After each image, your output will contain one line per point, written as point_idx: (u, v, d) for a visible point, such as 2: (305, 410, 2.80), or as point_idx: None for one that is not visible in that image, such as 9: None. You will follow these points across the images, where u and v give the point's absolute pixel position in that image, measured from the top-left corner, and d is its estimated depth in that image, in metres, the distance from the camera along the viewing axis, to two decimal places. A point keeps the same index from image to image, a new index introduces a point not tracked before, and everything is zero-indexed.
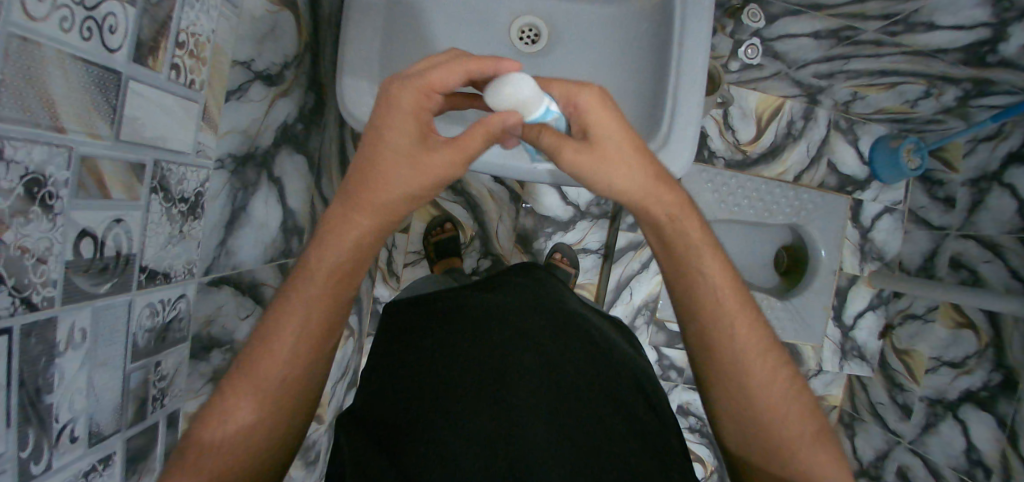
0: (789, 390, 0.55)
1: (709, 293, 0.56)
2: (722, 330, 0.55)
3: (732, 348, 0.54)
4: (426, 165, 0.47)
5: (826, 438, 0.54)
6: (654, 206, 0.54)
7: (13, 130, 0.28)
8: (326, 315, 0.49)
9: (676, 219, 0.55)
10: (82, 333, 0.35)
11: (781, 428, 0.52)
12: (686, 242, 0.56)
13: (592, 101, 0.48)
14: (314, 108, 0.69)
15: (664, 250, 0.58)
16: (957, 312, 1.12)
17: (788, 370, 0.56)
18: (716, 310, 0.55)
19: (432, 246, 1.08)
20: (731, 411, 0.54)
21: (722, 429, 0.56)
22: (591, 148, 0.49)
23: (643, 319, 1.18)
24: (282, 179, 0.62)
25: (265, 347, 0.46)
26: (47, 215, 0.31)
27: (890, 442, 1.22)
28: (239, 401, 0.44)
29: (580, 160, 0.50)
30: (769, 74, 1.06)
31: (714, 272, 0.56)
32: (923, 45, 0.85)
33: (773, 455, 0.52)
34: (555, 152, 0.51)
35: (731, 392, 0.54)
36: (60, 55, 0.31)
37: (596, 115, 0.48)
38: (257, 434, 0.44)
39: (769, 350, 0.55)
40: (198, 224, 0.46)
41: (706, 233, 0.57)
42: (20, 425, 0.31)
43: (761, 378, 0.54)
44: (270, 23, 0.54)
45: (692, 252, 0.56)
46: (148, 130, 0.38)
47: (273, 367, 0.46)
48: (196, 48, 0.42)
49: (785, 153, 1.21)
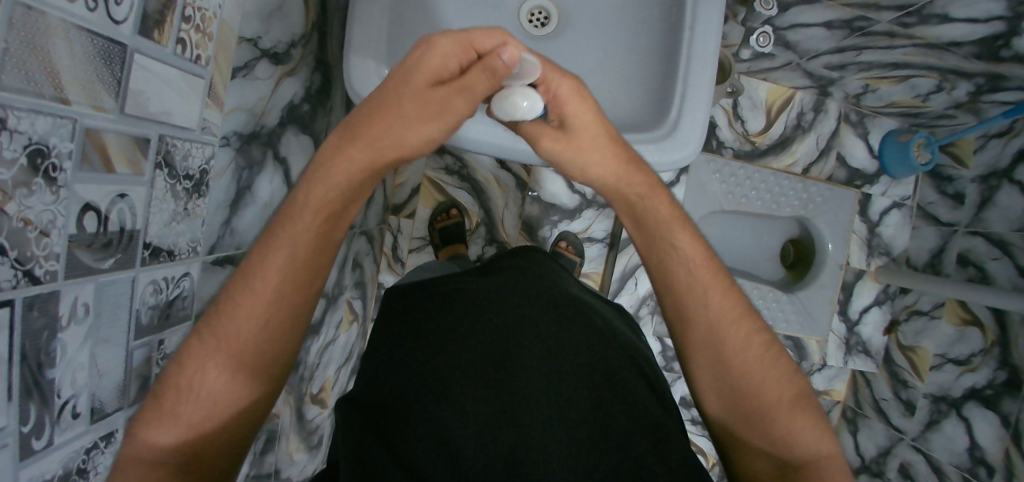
0: (767, 353, 0.53)
1: (681, 267, 0.55)
2: (694, 298, 0.54)
3: (705, 315, 0.54)
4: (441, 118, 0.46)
5: (808, 401, 0.53)
6: (629, 183, 0.55)
7: (19, 101, 0.28)
8: (295, 285, 0.46)
9: (649, 197, 0.56)
10: (86, 308, 0.35)
11: (759, 393, 0.51)
12: (655, 218, 0.57)
13: (571, 95, 0.49)
14: (321, 89, 0.68)
15: (636, 224, 0.58)
16: (964, 309, 1.12)
17: (764, 335, 0.54)
18: (688, 279, 0.55)
19: (438, 231, 1.07)
20: (708, 379, 0.53)
21: (703, 400, 0.54)
22: (567, 138, 0.52)
23: (648, 309, 1.17)
24: (287, 159, 0.61)
25: (237, 298, 0.44)
26: (51, 187, 0.31)
27: (893, 438, 1.22)
28: (204, 368, 0.42)
29: (558, 147, 0.52)
30: (781, 64, 1.04)
31: (684, 243, 0.56)
32: (938, 37, 0.83)
33: (753, 421, 0.51)
34: (535, 138, 0.53)
35: (711, 360, 0.53)
36: (65, 25, 0.30)
37: (572, 108, 0.49)
38: (225, 403, 0.43)
39: (743, 315, 0.54)
40: (203, 202, 0.45)
41: (677, 210, 0.58)
42: (21, 400, 0.31)
43: (737, 344, 0.53)
44: (277, 0, 0.53)
45: (664, 226, 0.57)
46: (153, 105, 0.37)
47: (241, 331, 0.43)
48: (203, 23, 0.41)
49: (794, 145, 1.20)
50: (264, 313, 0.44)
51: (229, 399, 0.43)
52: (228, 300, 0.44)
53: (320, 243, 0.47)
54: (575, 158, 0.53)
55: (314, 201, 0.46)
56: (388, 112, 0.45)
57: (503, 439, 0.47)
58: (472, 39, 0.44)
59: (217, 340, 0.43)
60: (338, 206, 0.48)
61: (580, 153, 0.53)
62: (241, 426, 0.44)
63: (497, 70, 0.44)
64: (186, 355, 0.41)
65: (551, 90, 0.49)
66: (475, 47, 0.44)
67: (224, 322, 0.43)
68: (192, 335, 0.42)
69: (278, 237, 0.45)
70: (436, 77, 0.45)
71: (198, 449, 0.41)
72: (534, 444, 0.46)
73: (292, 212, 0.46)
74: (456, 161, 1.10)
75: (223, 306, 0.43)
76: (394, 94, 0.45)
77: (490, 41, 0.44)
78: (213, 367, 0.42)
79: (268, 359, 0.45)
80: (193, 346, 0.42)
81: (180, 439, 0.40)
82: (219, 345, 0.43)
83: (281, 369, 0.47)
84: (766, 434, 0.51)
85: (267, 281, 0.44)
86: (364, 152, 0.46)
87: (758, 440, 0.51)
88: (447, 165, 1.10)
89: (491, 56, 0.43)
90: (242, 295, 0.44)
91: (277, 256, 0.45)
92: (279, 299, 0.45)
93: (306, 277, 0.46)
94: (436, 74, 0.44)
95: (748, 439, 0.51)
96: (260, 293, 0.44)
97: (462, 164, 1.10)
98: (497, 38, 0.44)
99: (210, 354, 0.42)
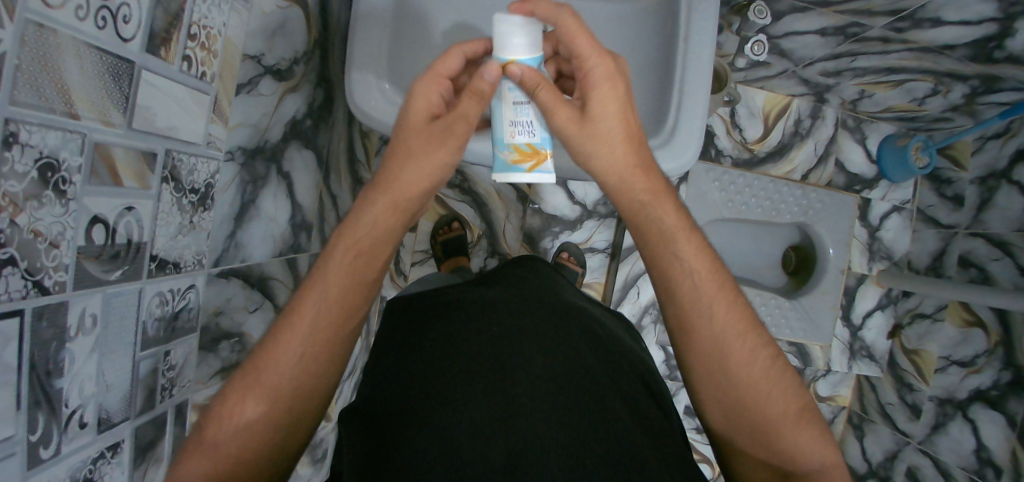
0: (773, 365, 0.52)
1: (684, 278, 0.53)
2: (699, 310, 0.52)
3: (708, 328, 0.52)
4: (438, 139, 0.51)
5: (811, 414, 0.51)
6: (637, 180, 0.53)
7: (30, 115, 0.29)
8: (334, 319, 0.47)
9: (652, 205, 0.53)
10: (93, 319, 0.35)
11: (765, 408, 0.50)
12: (661, 227, 0.54)
13: (605, 74, 0.49)
14: (324, 105, 0.69)
15: (638, 234, 0.55)
16: (967, 311, 1.11)
17: (768, 350, 0.53)
18: (692, 293, 0.53)
19: (440, 244, 1.08)
20: (712, 392, 0.52)
21: (706, 411, 0.53)
22: (583, 122, 0.50)
23: (650, 318, 1.17)
24: (291, 174, 0.62)
25: (278, 334, 0.45)
26: (61, 200, 0.32)
27: (900, 443, 1.21)
28: (238, 406, 0.42)
29: (570, 128, 0.50)
30: (777, 72, 1.06)
31: (688, 254, 0.54)
32: (931, 41, 0.84)
33: (756, 433, 0.50)
34: (550, 111, 0.50)
35: (713, 373, 0.52)
36: (75, 43, 0.31)
37: (599, 90, 0.50)
38: (258, 443, 0.42)
39: (749, 328, 0.53)
40: (208, 216, 0.46)
41: (684, 219, 0.55)
42: (29, 408, 0.31)
43: (741, 359, 0.51)
44: (280, 20, 0.54)
45: (666, 237, 0.54)
46: (160, 120, 0.38)
47: (284, 370, 0.44)
48: (208, 40, 0.42)
49: (792, 152, 1.21)
50: (300, 348, 0.45)
51: (267, 425, 0.43)
52: (271, 349, 0.44)
53: (356, 282, 0.49)
54: (579, 147, 0.51)
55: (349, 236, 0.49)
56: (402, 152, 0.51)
57: (505, 443, 0.47)
58: (439, 68, 0.51)
59: (257, 371, 0.44)
60: (376, 247, 0.50)
61: (599, 130, 0.51)
62: (274, 461, 0.43)
63: (483, 92, 0.49)
64: (232, 387, 0.43)
65: (585, 69, 0.50)
66: (444, 75, 0.52)
67: (266, 354, 0.44)
68: (237, 372, 0.44)
69: (324, 268, 0.48)
70: (430, 114, 0.52)
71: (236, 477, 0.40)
72: (537, 447, 0.46)
73: (324, 263, 0.48)
74: (457, 175, 1.10)
75: (268, 338, 0.45)
76: (402, 139, 0.51)
77: (453, 64, 0.52)
78: (256, 395, 0.43)
79: (294, 404, 0.44)
80: (238, 380, 0.43)
81: (221, 468, 0.39)
82: (266, 381, 0.43)
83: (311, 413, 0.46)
84: (765, 448, 0.50)
85: (306, 314, 0.46)
86: (393, 199, 0.51)
87: (756, 453, 0.50)
88: (448, 179, 1.11)
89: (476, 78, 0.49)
90: (284, 331, 0.45)
91: (317, 294, 0.47)
92: (319, 330, 0.46)
93: (342, 313, 0.48)
94: (428, 113, 0.51)
95: (749, 453, 0.51)
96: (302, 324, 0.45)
97: (463, 177, 1.11)
98: (457, 58, 0.52)
99: (245, 394, 0.42)
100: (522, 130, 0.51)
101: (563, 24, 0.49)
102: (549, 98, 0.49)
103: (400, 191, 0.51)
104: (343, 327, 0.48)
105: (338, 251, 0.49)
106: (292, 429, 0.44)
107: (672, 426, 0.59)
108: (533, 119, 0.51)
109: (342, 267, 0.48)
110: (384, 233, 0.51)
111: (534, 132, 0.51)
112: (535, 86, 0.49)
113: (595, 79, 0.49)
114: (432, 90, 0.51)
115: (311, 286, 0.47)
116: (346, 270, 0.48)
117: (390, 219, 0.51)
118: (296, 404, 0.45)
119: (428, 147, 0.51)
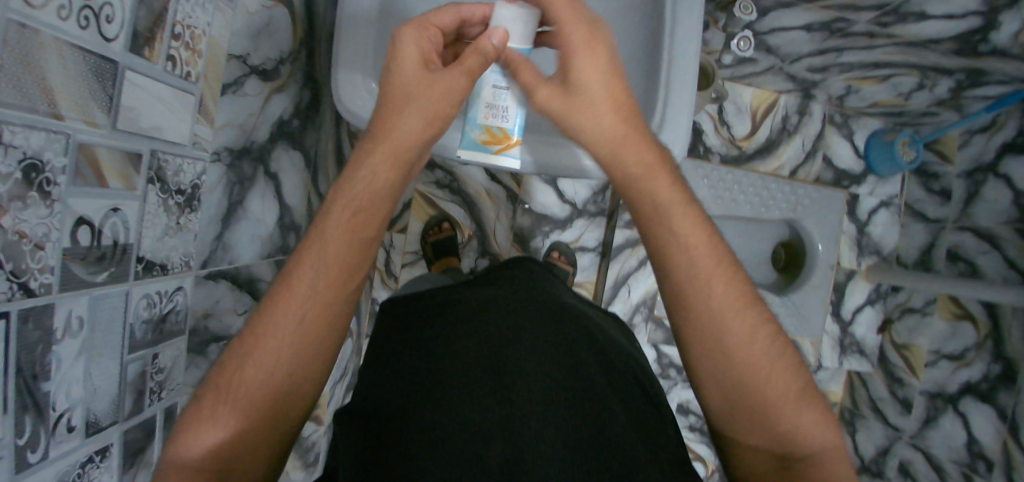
0: (774, 345, 0.50)
1: (681, 253, 0.51)
2: (695, 288, 0.50)
3: (705, 305, 0.50)
4: (433, 82, 0.49)
5: (813, 394, 0.50)
6: (624, 156, 0.52)
7: (14, 116, 0.28)
8: (332, 286, 0.45)
9: (643, 179, 0.52)
10: (80, 322, 0.35)
11: (766, 387, 0.48)
12: (656, 199, 0.51)
13: (587, 48, 0.50)
14: (311, 105, 0.69)
15: (636, 207, 0.53)
16: (955, 304, 1.13)
17: (769, 328, 0.51)
18: (689, 269, 0.50)
19: (431, 245, 1.08)
20: (711, 373, 0.50)
21: (705, 396, 0.51)
22: (568, 94, 0.52)
23: (641, 317, 1.18)
24: (278, 175, 0.62)
25: (280, 299, 0.44)
26: (45, 200, 0.31)
27: (891, 438, 1.23)
28: (239, 379, 0.41)
29: (556, 103, 0.53)
30: (763, 69, 1.07)
31: (687, 226, 0.51)
32: (915, 35, 0.85)
33: (756, 414, 0.48)
34: (533, 88, 0.54)
35: (715, 353, 0.49)
36: (57, 43, 0.31)
37: (582, 63, 0.50)
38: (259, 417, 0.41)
39: (750, 305, 0.51)
40: (195, 217, 0.46)
41: (682, 193, 0.52)
42: (16, 412, 0.31)
43: (741, 337, 0.49)
44: (266, 19, 0.54)
45: (661, 212, 0.51)
46: (145, 120, 0.38)
47: (281, 341, 0.43)
48: (192, 40, 0.42)
49: (780, 148, 1.22)
50: (297, 316, 0.43)
51: (262, 399, 0.42)
52: (270, 319, 0.43)
53: (353, 248, 0.46)
54: (566, 119, 0.53)
55: (348, 197, 0.46)
56: (396, 103, 0.48)
57: (501, 441, 0.47)
58: (428, 19, 0.51)
59: (254, 342, 0.42)
60: (376, 208, 0.47)
61: (575, 112, 0.52)
62: (270, 439, 0.42)
63: (487, 51, 0.51)
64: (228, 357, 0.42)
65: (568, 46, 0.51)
66: (432, 24, 0.52)
67: (265, 323, 0.43)
68: (235, 339, 0.43)
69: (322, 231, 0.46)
70: (424, 55, 0.50)
71: (232, 455, 0.40)
72: (532, 444, 0.47)
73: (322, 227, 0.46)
74: (446, 175, 1.11)
75: (267, 305, 0.44)
76: (399, 81, 0.48)
77: (444, 18, 0.53)
78: (256, 362, 0.42)
79: (292, 379, 0.43)
80: (234, 351, 0.42)
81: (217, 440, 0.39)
82: (269, 346, 0.42)
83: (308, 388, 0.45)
84: (765, 432, 0.48)
85: (302, 282, 0.44)
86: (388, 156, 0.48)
87: (756, 439, 0.49)
88: (438, 179, 1.11)
89: (484, 40, 0.51)
90: (285, 293, 0.44)
91: (314, 263, 0.45)
92: (319, 298, 0.44)
93: (341, 281, 0.45)
94: (421, 58, 0.49)
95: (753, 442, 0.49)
96: (303, 289, 0.44)
97: (453, 177, 1.11)
98: (449, 16, 0.53)
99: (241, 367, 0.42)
100: (496, 115, 0.60)
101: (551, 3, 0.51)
102: (529, 78, 0.54)
103: (398, 147, 0.48)
104: (341, 296, 0.46)
105: (334, 213, 0.46)
106: (288, 404, 0.43)
107: (665, 424, 0.58)
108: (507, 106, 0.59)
109: (341, 227, 0.46)
110: (383, 200, 0.48)
111: (507, 119, 0.60)
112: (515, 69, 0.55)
113: (574, 52, 0.51)
114: (421, 33, 0.50)
115: (311, 249, 0.45)
116: (344, 235, 0.46)
117: (387, 174, 0.48)
118: (293, 378, 0.43)
119: (428, 85, 0.48)
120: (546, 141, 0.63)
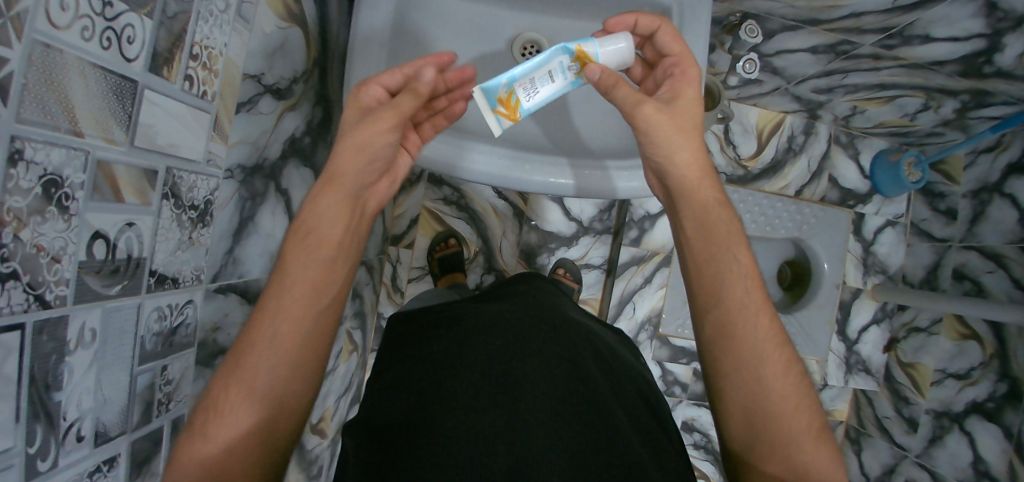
0: (801, 383, 0.50)
1: (735, 280, 0.53)
2: (745, 315, 0.51)
3: (754, 336, 0.51)
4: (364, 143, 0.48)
5: (827, 435, 0.49)
6: (703, 192, 0.54)
7: (36, 133, 0.30)
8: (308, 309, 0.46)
9: (712, 209, 0.55)
10: (92, 334, 0.35)
11: (789, 419, 0.48)
12: (727, 229, 0.54)
13: (692, 81, 0.54)
14: (322, 122, 0.70)
15: (696, 230, 0.55)
16: (961, 324, 1.12)
17: (799, 365, 0.51)
18: (741, 298, 0.52)
19: (437, 260, 1.09)
20: (739, 400, 0.50)
21: (726, 423, 0.51)
22: (671, 112, 0.52)
23: (647, 335, 1.18)
24: (289, 191, 0.63)
25: (251, 332, 0.44)
26: (63, 215, 0.32)
27: (897, 456, 1.21)
28: (228, 402, 0.42)
29: (659, 118, 0.51)
30: (769, 90, 1.08)
31: (744, 258, 0.54)
32: (919, 57, 0.86)
33: (773, 444, 0.48)
34: (637, 102, 0.51)
35: (747, 377, 0.50)
36: (81, 63, 0.32)
37: (688, 97, 0.53)
38: (252, 435, 0.42)
39: (784, 343, 0.52)
40: (206, 231, 0.47)
41: (735, 225, 0.55)
42: (28, 421, 0.31)
43: (776, 366, 0.50)
44: (281, 40, 0.55)
45: (725, 239, 0.54)
46: (161, 138, 0.39)
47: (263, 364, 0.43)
48: (209, 60, 0.43)
49: (786, 169, 1.23)
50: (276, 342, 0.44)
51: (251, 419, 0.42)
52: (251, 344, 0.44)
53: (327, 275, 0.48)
54: (654, 142, 0.52)
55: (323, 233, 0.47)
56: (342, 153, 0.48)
57: (507, 452, 0.47)
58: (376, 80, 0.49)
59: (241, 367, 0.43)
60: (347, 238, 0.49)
61: (670, 138, 0.52)
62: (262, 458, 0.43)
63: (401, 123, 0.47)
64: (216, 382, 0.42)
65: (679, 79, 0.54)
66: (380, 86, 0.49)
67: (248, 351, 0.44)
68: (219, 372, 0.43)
69: (289, 266, 0.46)
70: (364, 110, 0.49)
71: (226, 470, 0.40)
72: (537, 456, 0.47)
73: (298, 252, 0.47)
74: (453, 191, 1.12)
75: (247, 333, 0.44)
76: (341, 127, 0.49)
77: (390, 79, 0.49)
78: (247, 381, 0.43)
79: (280, 399, 0.44)
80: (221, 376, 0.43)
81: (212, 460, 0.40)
82: (253, 379, 0.43)
83: (297, 408, 0.46)
84: (777, 461, 0.48)
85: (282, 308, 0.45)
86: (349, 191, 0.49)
87: (771, 467, 0.48)
88: (445, 196, 1.12)
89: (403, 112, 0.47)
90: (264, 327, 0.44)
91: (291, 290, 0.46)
92: (290, 330, 0.45)
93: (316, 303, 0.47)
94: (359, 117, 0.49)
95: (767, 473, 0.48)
96: (276, 320, 0.45)
97: (460, 193, 1.12)
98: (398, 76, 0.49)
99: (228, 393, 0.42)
100: (526, 87, 0.51)
101: (669, 43, 0.55)
102: (631, 94, 0.51)
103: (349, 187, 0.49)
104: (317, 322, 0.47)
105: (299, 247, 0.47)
106: (278, 423, 0.44)
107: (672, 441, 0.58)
108: (540, 91, 0.51)
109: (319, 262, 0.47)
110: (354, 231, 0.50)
111: (533, 98, 0.51)
112: (613, 84, 0.51)
113: (686, 83, 0.54)
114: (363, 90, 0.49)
115: (281, 284, 0.46)
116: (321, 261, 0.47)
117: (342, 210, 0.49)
118: (279, 398, 0.44)
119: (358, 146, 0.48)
120: (579, 162, 0.61)
